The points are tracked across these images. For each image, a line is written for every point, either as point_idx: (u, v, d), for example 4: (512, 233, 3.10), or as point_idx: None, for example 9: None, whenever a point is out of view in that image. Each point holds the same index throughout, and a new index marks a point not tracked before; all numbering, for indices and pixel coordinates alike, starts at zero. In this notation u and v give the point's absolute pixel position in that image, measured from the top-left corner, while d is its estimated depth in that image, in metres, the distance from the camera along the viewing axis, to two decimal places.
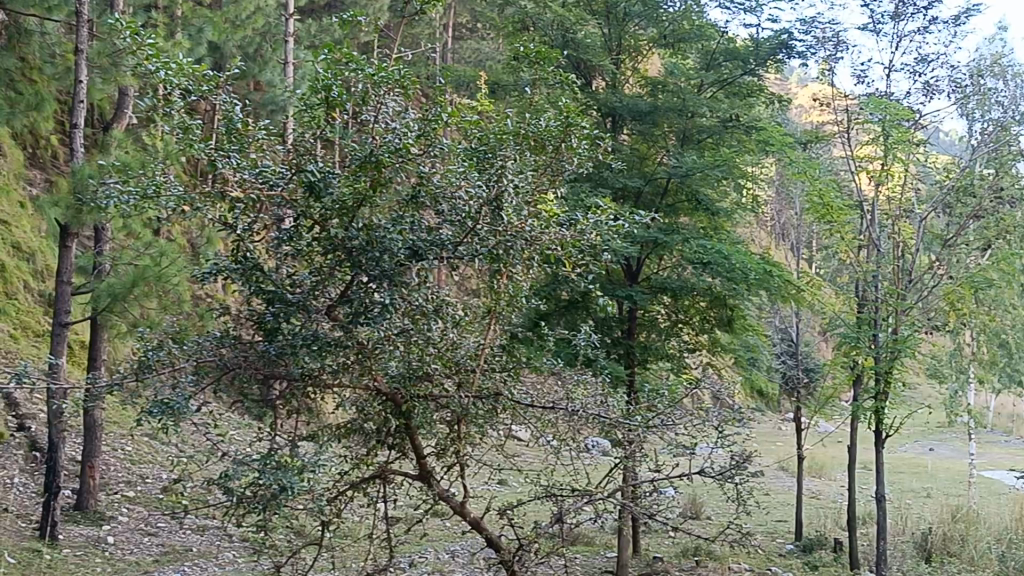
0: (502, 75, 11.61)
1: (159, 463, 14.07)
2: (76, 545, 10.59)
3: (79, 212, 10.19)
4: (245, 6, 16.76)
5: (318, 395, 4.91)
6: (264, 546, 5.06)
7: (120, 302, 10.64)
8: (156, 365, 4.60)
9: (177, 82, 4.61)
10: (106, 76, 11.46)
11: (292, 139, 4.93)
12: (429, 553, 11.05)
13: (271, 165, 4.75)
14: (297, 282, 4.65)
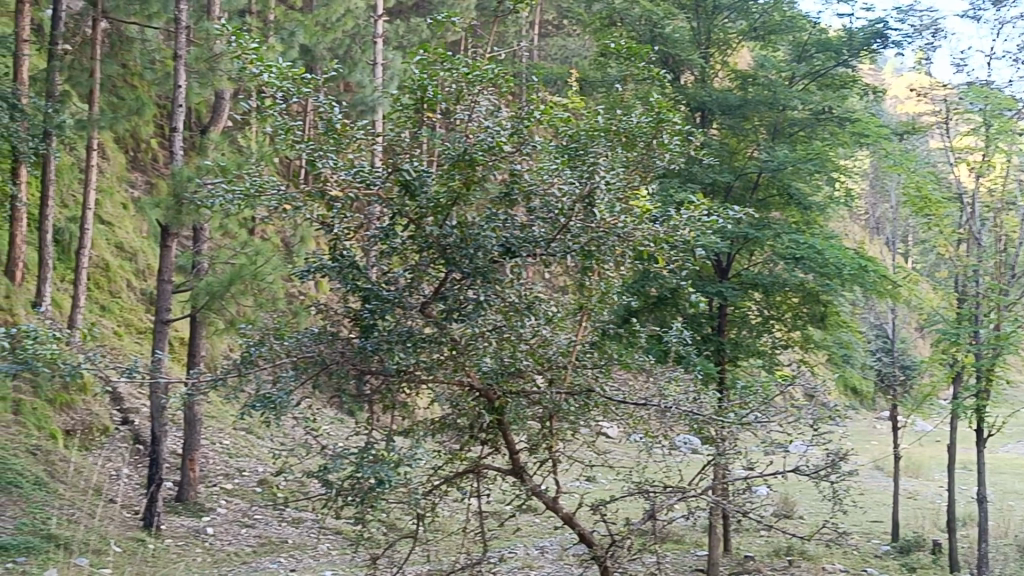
0: (590, 70, 11.59)
1: (256, 457, 14.39)
2: (177, 536, 10.94)
3: (180, 213, 10.50)
4: (335, 9, 17.02)
5: (414, 391, 4.97)
6: (361, 538, 5.19)
7: (219, 300, 10.89)
8: (257, 360, 4.72)
9: (280, 85, 4.78)
10: (204, 81, 11.73)
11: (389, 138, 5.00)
12: (519, 548, 11.09)
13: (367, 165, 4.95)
14: (392, 279, 4.76)
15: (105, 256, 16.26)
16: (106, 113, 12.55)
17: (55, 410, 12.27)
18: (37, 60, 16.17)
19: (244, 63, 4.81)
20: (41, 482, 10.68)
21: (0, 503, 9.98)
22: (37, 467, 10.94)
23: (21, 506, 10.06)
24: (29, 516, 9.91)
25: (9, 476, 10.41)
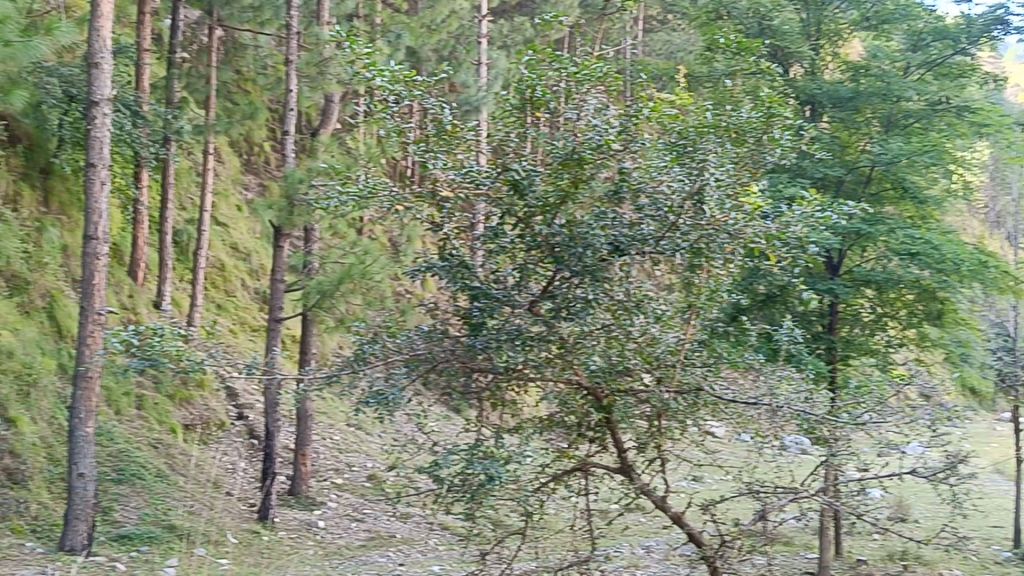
0: (695, 64, 11.45)
1: (365, 452, 14.64)
2: (291, 528, 11.23)
3: (292, 214, 10.76)
4: (440, 11, 17.19)
5: (522, 387, 5.09)
6: (471, 532, 5.27)
7: (329, 298, 11.18)
8: (370, 358, 4.99)
9: (393, 90, 5.05)
10: (314, 84, 11.96)
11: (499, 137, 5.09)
12: (624, 547, 11.00)
13: (476, 165, 5.07)
14: (501, 277, 4.90)
15: (220, 256, 16.80)
16: (221, 118, 12.96)
17: (175, 405, 12.61)
18: (157, 68, 16.80)
19: (358, 67, 5.11)
20: (163, 474, 11.10)
21: (126, 494, 10.43)
22: (158, 460, 11.37)
23: (145, 497, 10.51)
24: (152, 507, 10.36)
25: (132, 468, 10.85)
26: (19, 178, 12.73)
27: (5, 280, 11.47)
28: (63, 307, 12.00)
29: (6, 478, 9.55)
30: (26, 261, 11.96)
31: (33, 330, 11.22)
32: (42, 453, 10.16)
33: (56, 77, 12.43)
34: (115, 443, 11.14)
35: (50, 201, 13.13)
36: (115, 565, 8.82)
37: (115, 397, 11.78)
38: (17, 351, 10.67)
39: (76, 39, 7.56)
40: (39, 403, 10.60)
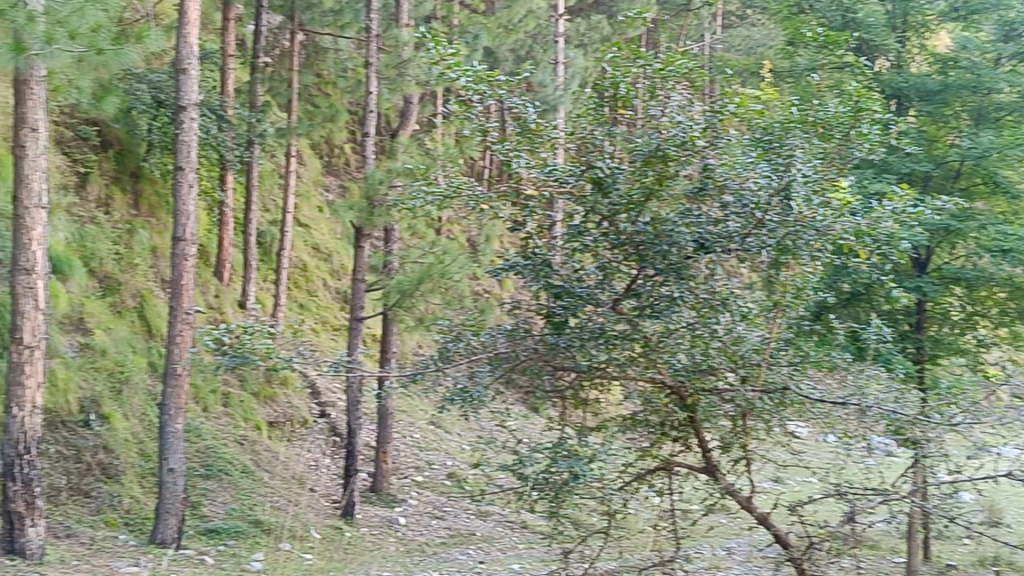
0: (778, 58, 11.27)
1: (445, 450, 14.73)
2: (372, 525, 11.36)
3: (372, 214, 10.89)
4: (518, 10, 17.08)
5: (605, 385, 5.12)
6: (555, 531, 5.29)
7: (409, 297, 11.28)
8: (455, 355, 5.26)
9: (476, 89, 5.22)
10: (393, 86, 12.04)
11: (582, 135, 5.05)
12: (706, 548, 10.85)
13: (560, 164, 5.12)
14: (584, 276, 4.92)
15: (303, 257, 17.08)
16: (303, 120, 13.17)
17: (260, 402, 12.86)
18: (241, 73, 17.15)
19: (442, 68, 5.32)
20: (248, 470, 11.33)
21: (214, 489, 10.69)
22: (244, 456, 11.61)
23: (231, 492, 10.76)
24: (238, 502, 10.59)
25: (219, 464, 11.11)
26: (111, 182, 13.12)
27: (98, 281, 11.84)
28: (153, 307, 12.30)
29: (100, 473, 9.83)
30: (117, 262, 12.33)
31: (124, 330, 11.54)
32: (134, 449, 10.45)
33: (145, 83, 12.78)
34: (202, 439, 11.41)
35: (140, 204, 13.46)
36: (204, 558, 9.04)
37: (203, 395, 12.03)
38: (110, 349, 10.99)
39: (165, 46, 7.74)
40: (131, 400, 10.88)
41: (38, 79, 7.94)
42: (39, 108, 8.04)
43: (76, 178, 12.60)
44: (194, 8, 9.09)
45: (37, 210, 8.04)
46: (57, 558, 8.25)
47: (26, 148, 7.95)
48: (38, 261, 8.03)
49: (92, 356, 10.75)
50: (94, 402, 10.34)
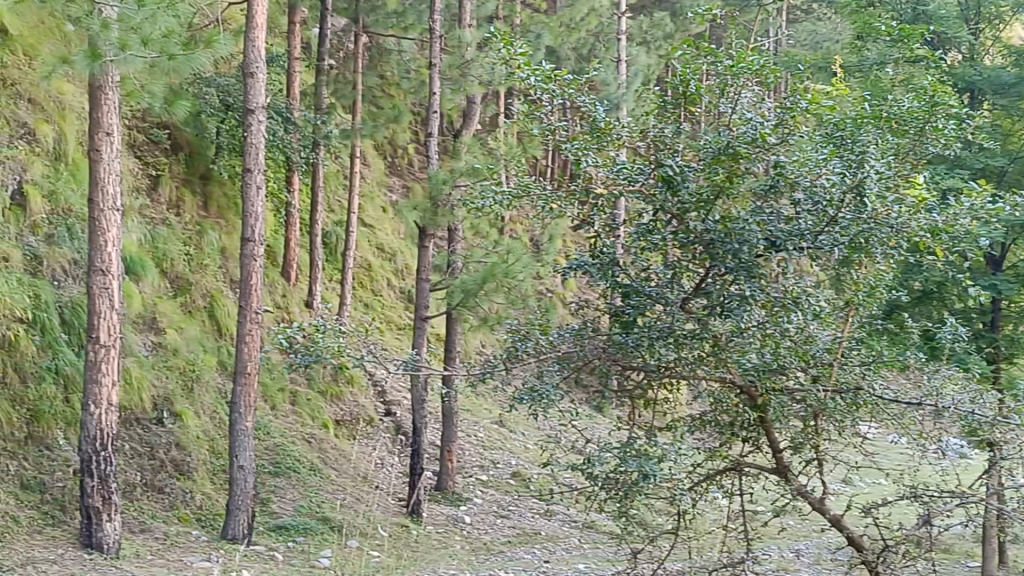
0: (846, 53, 11.11)
1: (509, 449, 14.76)
2: (438, 523, 11.44)
3: (436, 214, 10.97)
4: (579, 8, 16.85)
5: (674, 385, 5.15)
6: (626, 531, 5.28)
7: (473, 297, 11.18)
8: (523, 355, 5.31)
9: (545, 89, 5.29)
10: (456, 87, 12.10)
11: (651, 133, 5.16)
12: (774, 551, 10.70)
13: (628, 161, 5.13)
14: (652, 274, 4.98)
15: (368, 257, 17.25)
16: (367, 121, 13.30)
17: (326, 400, 13.05)
18: (306, 76, 17.40)
19: (513, 68, 5.39)
20: (316, 468, 11.50)
21: (283, 486, 10.86)
22: (312, 454, 11.77)
23: (299, 490, 10.91)
24: (306, 499, 10.75)
25: (288, 461, 11.28)
26: (181, 184, 13.37)
27: (170, 281, 12.09)
28: (223, 307, 12.53)
29: (173, 469, 10.04)
30: (188, 262, 12.58)
31: (195, 329, 11.77)
32: (205, 445, 10.66)
33: (214, 87, 13.14)
34: (271, 437, 11.58)
35: (209, 205, 13.70)
36: (273, 554, 9.19)
37: (271, 393, 12.20)
38: (181, 348, 11.24)
39: (234, 50, 7.85)
40: (202, 398, 11.11)
41: (113, 84, 8.14)
42: (113, 113, 8.22)
43: (148, 181, 12.87)
44: (262, 12, 9.23)
45: (112, 212, 8.24)
46: (133, 552, 8.44)
47: (101, 152, 8.15)
48: (113, 262, 8.23)
49: (165, 355, 10.99)
50: (167, 400, 10.55)
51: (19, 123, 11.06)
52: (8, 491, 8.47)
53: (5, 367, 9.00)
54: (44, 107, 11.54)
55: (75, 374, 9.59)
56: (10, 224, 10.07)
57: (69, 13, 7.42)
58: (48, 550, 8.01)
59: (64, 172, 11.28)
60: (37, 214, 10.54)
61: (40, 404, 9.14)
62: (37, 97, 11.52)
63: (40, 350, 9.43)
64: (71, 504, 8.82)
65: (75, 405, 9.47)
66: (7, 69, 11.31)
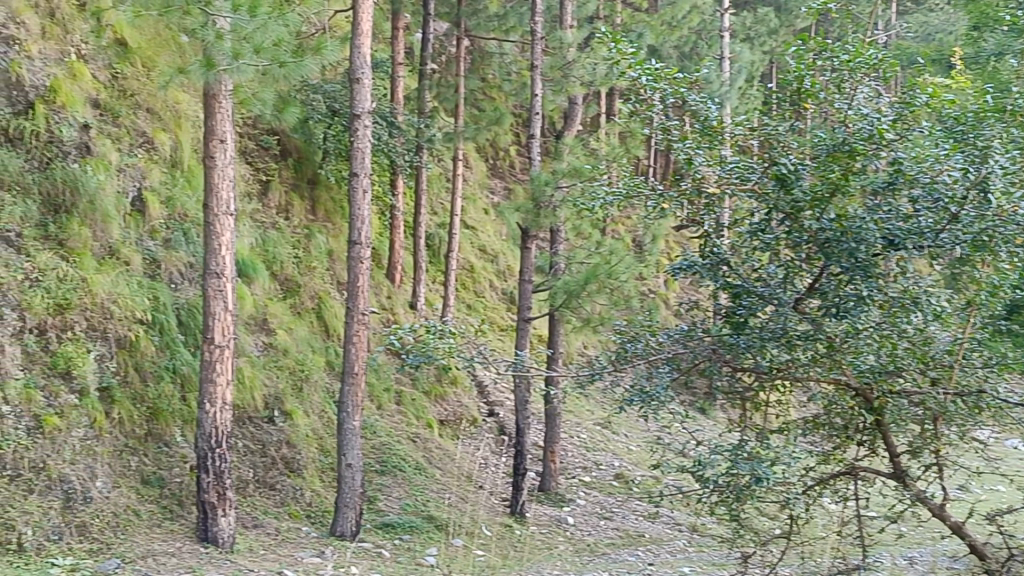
0: (964, 42, 10.68)
1: (613, 451, 14.70)
2: (542, 523, 11.46)
3: (539, 215, 10.86)
4: (681, 7, 16.42)
5: (787, 388, 5.23)
6: (738, 535, 5.35)
7: (576, 298, 11.09)
8: (632, 356, 5.53)
9: (655, 87, 5.66)
10: (558, 88, 12.08)
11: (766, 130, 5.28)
12: (887, 557, 10.34)
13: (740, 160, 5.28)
14: (763, 275, 4.99)
15: (470, 258, 17.40)
16: (470, 125, 13.41)
17: (431, 401, 13.21)
18: (409, 80, 17.67)
19: (626, 68, 5.76)
20: (421, 467, 11.66)
21: (390, 484, 11.05)
22: (417, 453, 11.94)
23: (406, 488, 11.09)
24: (412, 498, 10.91)
25: (394, 460, 11.47)
26: (290, 189, 13.72)
27: (280, 283, 12.40)
28: (330, 308, 12.79)
29: (284, 466, 10.29)
30: (297, 265, 12.90)
31: (304, 330, 12.07)
32: (315, 444, 10.93)
33: (320, 94, 13.61)
34: (377, 436, 11.76)
35: (316, 209, 14.04)
36: (381, 551, 9.35)
37: (377, 392, 12.40)
38: (291, 348, 11.51)
39: (341, 57, 8.12)
40: (312, 398, 11.39)
41: (226, 92, 8.39)
42: (226, 121, 8.47)
43: (259, 186, 13.21)
44: (367, 18, 9.38)
45: (226, 216, 8.49)
46: (247, 547, 8.69)
47: (215, 159, 8.41)
48: (227, 264, 8.49)
49: (276, 355, 11.27)
50: (278, 399, 10.83)
51: (138, 131, 11.48)
52: (130, 486, 8.77)
53: (127, 366, 9.39)
54: (161, 116, 11.96)
55: (191, 374, 9.92)
56: (130, 228, 10.49)
57: (185, 24, 7.47)
58: (167, 543, 8.31)
59: (180, 178, 11.70)
60: (155, 219, 10.94)
61: (159, 402, 9.47)
62: (154, 106, 11.97)
63: (159, 350, 9.80)
64: (189, 499, 9.13)
65: (191, 403, 9.79)
66: (127, 80, 11.79)
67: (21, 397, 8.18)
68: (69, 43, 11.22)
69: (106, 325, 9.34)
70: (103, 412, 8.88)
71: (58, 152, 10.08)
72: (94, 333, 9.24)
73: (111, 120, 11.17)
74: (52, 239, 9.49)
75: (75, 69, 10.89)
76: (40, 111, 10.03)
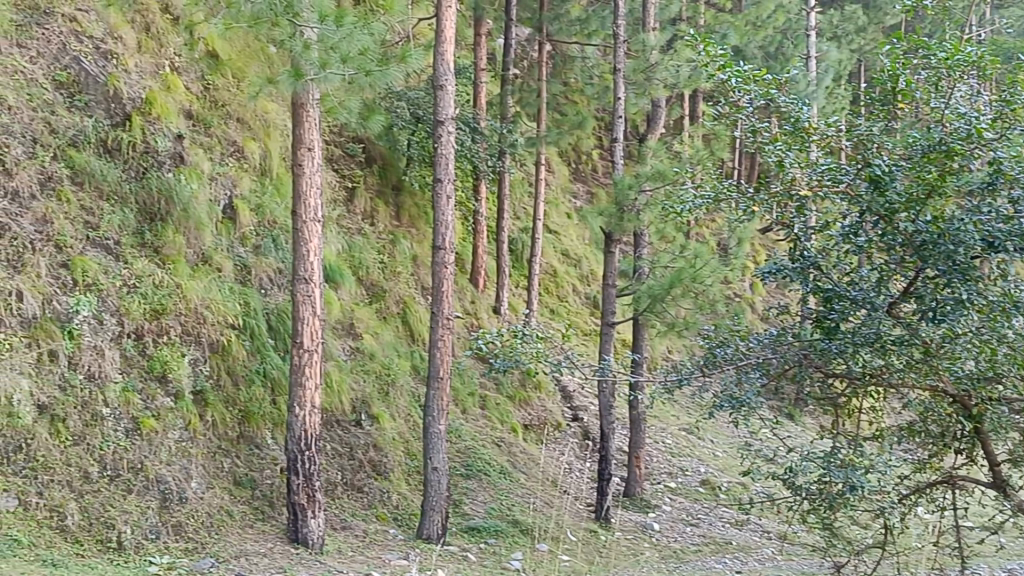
0: None
1: (698, 456, 14.54)
2: (627, 529, 11.40)
3: (622, 219, 10.72)
4: (766, 7, 16.06)
5: (880, 393, 5.45)
6: (831, 544, 5.51)
7: (660, 302, 11.02)
8: (721, 361, 5.80)
9: (744, 87, 5.92)
10: (641, 91, 11.99)
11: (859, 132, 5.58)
12: (986, 570, 9.96)
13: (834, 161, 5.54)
14: (855, 277, 5.23)
15: (553, 262, 17.41)
16: (552, 129, 13.41)
17: (515, 405, 13.24)
18: (492, 86, 17.78)
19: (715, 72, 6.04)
20: (506, 471, 11.71)
21: (475, 488, 11.11)
22: (502, 457, 11.99)
23: (491, 492, 11.14)
24: (498, 501, 10.96)
25: (479, 464, 11.53)
26: (375, 196, 13.91)
27: (366, 288, 12.58)
28: (415, 313, 12.93)
29: (371, 469, 10.44)
30: (382, 270, 13.07)
31: (390, 334, 12.22)
32: (401, 447, 11.05)
33: (404, 101, 13.84)
34: (462, 440, 11.86)
35: (401, 215, 14.19)
36: (467, 554, 9.42)
37: (462, 397, 12.49)
38: (377, 353, 11.67)
39: (425, 64, 8.19)
40: (397, 401, 11.52)
41: (314, 102, 8.56)
42: (314, 129, 8.62)
43: (344, 193, 13.43)
44: (449, 25, 9.38)
45: (314, 223, 8.64)
46: (336, 548, 8.83)
47: (303, 166, 8.58)
48: (315, 270, 8.64)
49: (363, 359, 11.45)
50: (364, 402, 10.98)
51: (229, 141, 11.76)
52: (224, 487, 8.98)
53: (219, 370, 9.62)
54: (251, 126, 12.25)
55: (281, 378, 10.13)
56: (222, 235, 10.76)
57: (273, 36, 7.59)
58: (259, 543, 8.48)
59: (269, 186, 11.97)
60: (246, 226, 11.20)
61: (250, 405, 9.69)
62: (244, 116, 12.26)
63: (250, 354, 10.03)
64: (279, 500, 9.31)
65: (281, 406, 9.99)
66: (218, 91, 12.10)
67: (120, 399, 8.48)
68: (164, 56, 11.59)
69: (199, 329, 9.59)
70: (197, 414, 9.12)
71: (153, 162, 10.37)
72: (189, 337, 9.49)
73: (203, 130, 11.46)
74: (148, 246, 9.77)
75: (168, 81, 11.25)
76: (136, 122, 10.37)
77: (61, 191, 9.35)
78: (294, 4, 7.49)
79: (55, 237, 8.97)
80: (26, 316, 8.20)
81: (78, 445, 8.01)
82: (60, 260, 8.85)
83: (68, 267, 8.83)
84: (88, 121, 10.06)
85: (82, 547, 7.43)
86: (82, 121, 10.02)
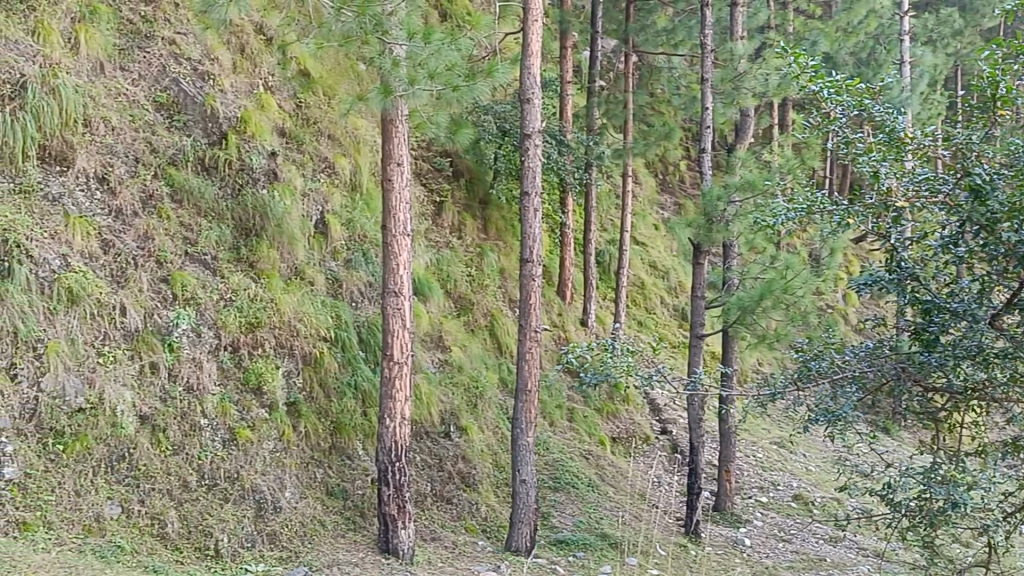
0: None
1: (791, 471, 14.27)
2: (717, 544, 11.22)
3: (710, 231, 10.60)
4: (858, 12, 15.68)
5: (982, 408, 5.28)
6: (932, 564, 5.37)
7: (750, 314, 10.84)
8: (816, 375, 5.79)
9: (836, 98, 5.91)
10: (729, 100, 11.84)
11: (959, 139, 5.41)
12: None
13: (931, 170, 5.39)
14: (956, 289, 5.09)
15: (640, 275, 17.31)
16: (638, 140, 13.34)
17: (603, 418, 13.20)
18: (579, 99, 17.79)
19: (807, 82, 6.06)
20: (594, 484, 11.67)
21: (564, 500, 11.09)
22: (590, 470, 11.95)
23: (579, 505, 11.10)
24: (586, 515, 10.91)
25: (567, 477, 11.51)
26: (463, 210, 14.02)
27: (454, 301, 12.69)
28: (502, 325, 12.98)
29: (460, 481, 10.50)
30: (470, 283, 13.16)
31: (478, 347, 12.30)
32: (489, 458, 11.11)
33: (491, 114, 13.93)
34: (551, 453, 11.86)
35: (489, 228, 14.30)
36: (555, 568, 9.39)
37: (549, 409, 12.50)
38: (466, 365, 11.75)
39: (512, 78, 8.24)
40: (485, 413, 11.58)
41: (401, 117, 8.59)
42: (402, 144, 8.69)
43: (432, 207, 13.58)
44: (536, 38, 9.37)
45: (402, 237, 8.76)
46: (425, 559, 8.90)
47: (392, 181, 8.68)
48: (405, 284, 8.75)
49: (451, 371, 11.54)
50: (453, 414, 11.07)
51: (320, 157, 11.99)
52: (317, 497, 9.13)
53: (312, 382, 9.81)
54: (342, 142, 12.49)
55: (371, 390, 10.27)
56: (314, 250, 10.98)
57: (363, 53, 7.69)
58: (351, 553, 8.61)
59: (359, 201, 12.17)
60: (337, 241, 11.42)
61: (342, 416, 9.85)
62: (335, 133, 12.52)
63: (342, 366, 10.21)
64: (371, 511, 9.43)
65: (372, 418, 10.14)
66: (310, 109, 12.39)
67: (217, 410, 8.71)
68: (258, 75, 11.90)
69: (292, 342, 9.81)
70: (291, 425, 9.31)
71: (248, 178, 10.62)
72: (283, 350, 9.71)
73: (296, 147, 11.75)
74: (244, 261, 10.04)
75: (263, 100, 11.57)
76: (232, 141, 10.66)
77: (161, 209, 9.66)
78: (384, 22, 7.51)
79: (156, 252, 9.28)
80: (129, 329, 8.54)
81: (178, 454, 8.25)
82: (161, 275, 9.16)
83: (168, 282, 9.13)
84: (186, 140, 10.39)
85: (181, 554, 7.65)
86: (181, 139, 10.35)
